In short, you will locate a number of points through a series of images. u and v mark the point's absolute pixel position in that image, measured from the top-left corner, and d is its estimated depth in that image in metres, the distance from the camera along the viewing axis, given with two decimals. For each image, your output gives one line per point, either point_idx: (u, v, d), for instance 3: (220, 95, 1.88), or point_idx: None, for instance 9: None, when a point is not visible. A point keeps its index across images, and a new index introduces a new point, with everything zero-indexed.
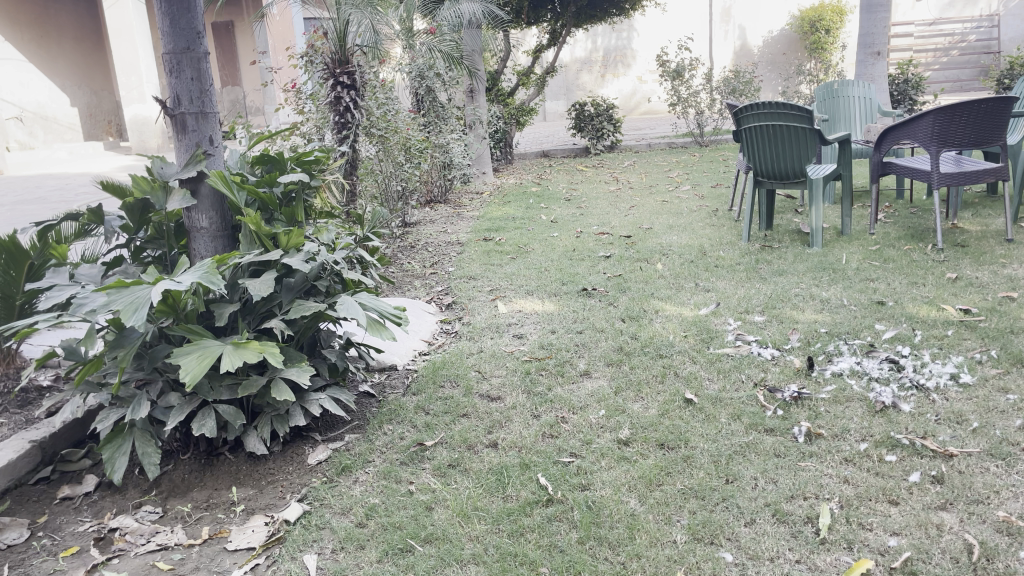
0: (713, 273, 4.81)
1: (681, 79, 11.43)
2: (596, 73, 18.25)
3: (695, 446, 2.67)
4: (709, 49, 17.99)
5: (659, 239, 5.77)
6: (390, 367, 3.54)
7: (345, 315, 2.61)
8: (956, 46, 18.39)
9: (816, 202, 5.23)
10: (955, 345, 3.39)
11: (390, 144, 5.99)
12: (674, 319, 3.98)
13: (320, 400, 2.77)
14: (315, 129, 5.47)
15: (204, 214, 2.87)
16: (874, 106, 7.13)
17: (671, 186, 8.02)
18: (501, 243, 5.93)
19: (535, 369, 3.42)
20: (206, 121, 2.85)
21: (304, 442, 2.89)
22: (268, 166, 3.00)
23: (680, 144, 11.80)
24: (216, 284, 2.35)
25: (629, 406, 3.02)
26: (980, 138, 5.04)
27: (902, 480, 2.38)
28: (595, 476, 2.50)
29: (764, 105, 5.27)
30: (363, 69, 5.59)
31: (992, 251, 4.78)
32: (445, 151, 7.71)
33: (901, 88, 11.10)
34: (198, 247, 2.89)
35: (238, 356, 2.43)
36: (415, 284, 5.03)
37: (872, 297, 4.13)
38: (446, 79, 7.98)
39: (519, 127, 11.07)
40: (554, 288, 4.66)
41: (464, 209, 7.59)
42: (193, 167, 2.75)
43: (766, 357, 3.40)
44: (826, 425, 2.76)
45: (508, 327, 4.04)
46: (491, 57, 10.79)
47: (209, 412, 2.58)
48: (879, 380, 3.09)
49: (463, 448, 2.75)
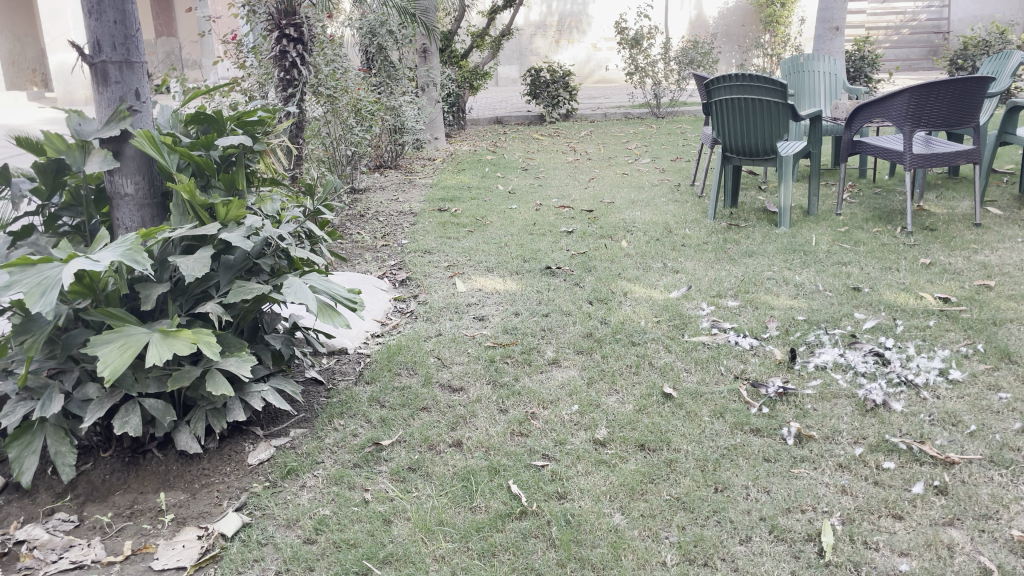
0: (682, 253, 4.60)
1: (639, 48, 11.17)
2: (550, 38, 17.94)
3: (679, 448, 2.44)
4: (666, 17, 17.75)
5: (622, 214, 5.53)
6: (340, 351, 3.27)
7: (293, 300, 2.30)
8: (906, 25, 18.56)
9: (786, 180, 5.05)
10: (938, 337, 3.24)
11: (339, 106, 5.58)
12: (644, 303, 3.75)
13: (263, 393, 2.46)
14: (258, 86, 5.04)
15: (129, 178, 2.50)
16: (838, 83, 6.99)
17: (631, 159, 7.79)
18: (457, 214, 5.62)
19: (499, 356, 3.16)
20: (131, 72, 2.48)
21: (244, 438, 2.58)
22: (204, 126, 2.65)
23: (636, 114, 11.56)
24: (141, 264, 2.02)
25: (604, 400, 2.79)
26: (953, 119, 4.91)
27: (904, 491, 2.20)
28: (572, 483, 2.26)
29: (736, 77, 5.06)
30: (311, 22, 5.16)
31: (962, 236, 4.68)
32: (397, 115, 7.31)
33: (857, 65, 11.04)
34: (121, 216, 2.53)
35: (167, 347, 2.10)
36: (367, 257, 4.71)
37: (846, 282, 3.97)
38: (398, 37, 7.57)
39: (473, 91, 10.68)
40: (515, 265, 4.39)
41: (415, 176, 7.25)
42: (115, 124, 2.39)
43: (744, 346, 3.20)
44: (816, 426, 2.57)
45: (467, 308, 3.77)
46: (445, 16, 10.33)
47: (133, 408, 2.25)
48: (865, 376, 2.92)
49: (423, 449, 2.47)
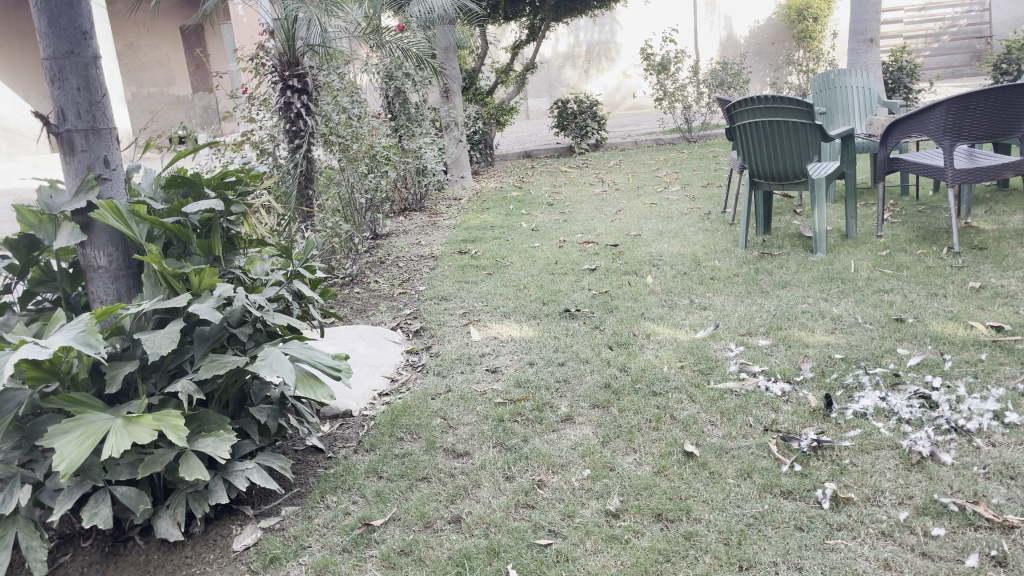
0: (710, 287, 4.35)
1: (666, 73, 10.98)
2: (580, 69, 17.90)
3: (699, 518, 2.20)
4: (695, 40, 17.55)
5: (649, 247, 5.31)
6: (344, 415, 3.09)
7: (268, 374, 2.14)
8: (947, 31, 18.01)
9: (819, 203, 4.77)
10: (992, 372, 2.94)
11: (353, 152, 5.48)
12: (668, 346, 3.51)
13: (247, 471, 2.29)
14: (268, 139, 4.98)
15: (101, 250, 2.38)
16: (873, 97, 6.69)
17: (660, 187, 7.56)
18: (477, 256, 5.46)
19: (509, 415, 2.94)
20: (99, 139, 2.37)
21: (231, 519, 2.41)
22: (183, 190, 2.51)
23: (668, 140, 11.33)
24: (94, 348, 1.89)
25: (619, 461, 2.55)
26: (998, 130, 4.58)
27: (955, 564, 1.92)
28: (578, 565, 2.04)
29: (760, 100, 4.84)
30: (317, 72, 5.10)
31: (1015, 255, 4.35)
32: (417, 157, 7.21)
33: (895, 76, 10.66)
34: (96, 289, 2.40)
35: (127, 434, 1.95)
36: (382, 307, 4.56)
37: (888, 312, 3.68)
38: (416, 79, 7.50)
39: (500, 127, 10.57)
40: (533, 309, 4.19)
41: (440, 217, 7.12)
42: (83, 194, 2.28)
43: (775, 393, 2.94)
44: (855, 485, 2.30)
45: (480, 360, 3.57)
46: (468, 55, 10.29)
47: (105, 496, 2.10)
48: (910, 423, 2.63)
49: (419, 528, 2.27)
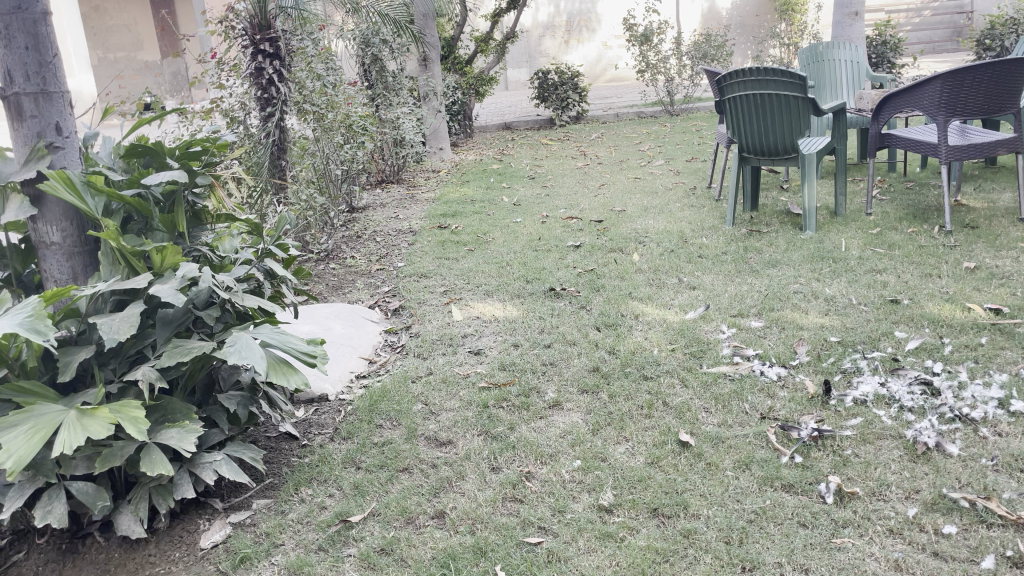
0: (699, 265, 4.22)
1: (649, 44, 10.78)
2: (560, 39, 17.62)
3: (698, 514, 2.08)
4: (677, 12, 17.32)
5: (634, 223, 5.17)
6: (320, 399, 2.93)
7: (236, 361, 1.98)
8: (929, 6, 17.95)
9: (810, 179, 4.65)
10: (993, 357, 2.85)
11: (329, 122, 5.26)
12: (657, 327, 3.38)
13: (215, 464, 2.14)
14: (238, 107, 4.76)
15: (54, 225, 2.19)
16: (862, 71, 6.57)
17: (644, 161, 7.41)
18: (458, 231, 5.29)
19: (494, 401, 2.80)
20: (50, 104, 2.17)
21: (199, 514, 2.26)
22: (145, 160, 2.31)
23: (649, 113, 11.16)
24: (42, 335, 1.72)
25: (610, 451, 2.42)
26: (992, 106, 4.48)
27: (970, 566, 1.82)
28: (571, 566, 1.91)
29: (751, 72, 4.69)
30: (290, 37, 4.86)
31: (1008, 234, 4.26)
32: (395, 127, 6.99)
33: (879, 51, 10.55)
34: (49, 267, 2.21)
35: (81, 428, 1.79)
36: (358, 284, 4.39)
37: (883, 293, 3.57)
38: (393, 47, 7.27)
39: (479, 98, 10.34)
40: (516, 288, 4.04)
41: (418, 190, 6.92)
42: (32, 164, 2.08)
43: (770, 378, 2.82)
44: (859, 479, 2.19)
45: (462, 341, 3.42)
46: (447, 23, 10.02)
47: (59, 493, 1.93)
48: (913, 411, 2.53)
49: (400, 524, 2.14)
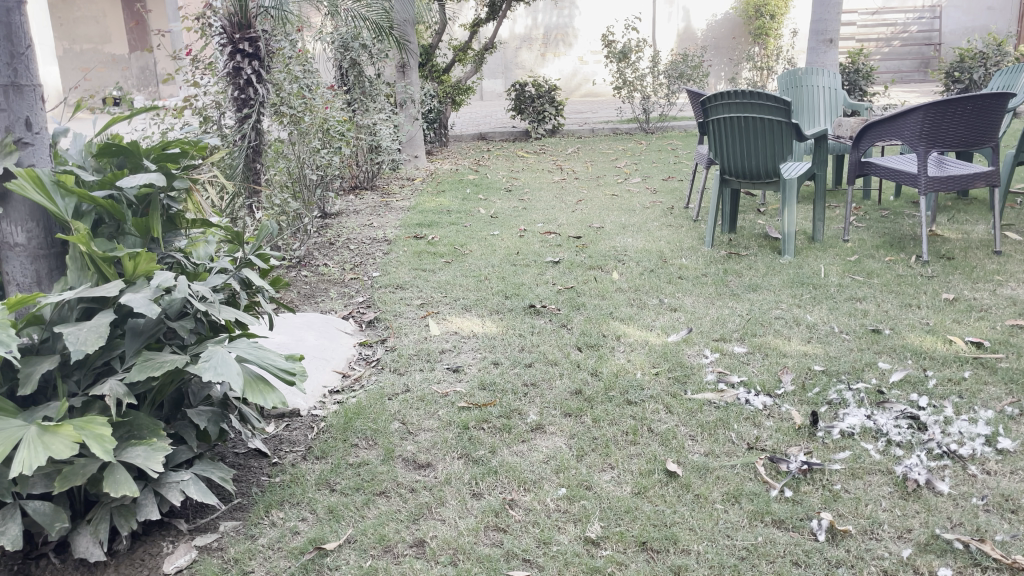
0: (679, 287, 4.18)
1: (627, 61, 10.81)
2: (536, 52, 17.63)
3: (688, 549, 2.02)
4: (653, 30, 17.43)
5: (613, 241, 5.12)
6: (291, 414, 2.82)
7: (212, 377, 1.87)
8: (897, 36, 18.31)
9: (790, 204, 4.64)
10: (976, 392, 2.83)
11: (305, 126, 5.14)
12: (639, 349, 3.32)
13: (183, 484, 2.02)
14: (213, 107, 4.62)
15: (19, 225, 2.06)
16: (839, 99, 6.63)
17: (620, 178, 7.39)
18: (434, 242, 5.19)
19: (474, 423, 2.71)
20: (20, 97, 2.04)
21: (162, 535, 2.13)
22: (118, 160, 2.19)
23: (624, 130, 11.18)
24: (4, 346, 1.60)
25: (595, 479, 2.35)
26: (971, 139, 4.51)
27: None
28: None
29: (736, 94, 4.68)
30: (269, 37, 4.73)
31: (984, 266, 4.29)
32: (372, 134, 6.89)
33: (851, 78, 10.70)
34: (10, 269, 2.08)
35: (42, 446, 1.66)
36: (332, 293, 4.27)
37: (864, 322, 3.56)
38: (372, 52, 7.16)
39: (455, 107, 10.26)
40: (494, 303, 3.95)
41: (393, 197, 6.82)
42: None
43: (756, 407, 2.77)
44: (851, 516, 2.14)
45: (440, 357, 3.33)
46: (425, 30, 9.94)
47: (14, 513, 1.80)
48: (901, 446, 2.50)
49: (377, 553, 2.04)
